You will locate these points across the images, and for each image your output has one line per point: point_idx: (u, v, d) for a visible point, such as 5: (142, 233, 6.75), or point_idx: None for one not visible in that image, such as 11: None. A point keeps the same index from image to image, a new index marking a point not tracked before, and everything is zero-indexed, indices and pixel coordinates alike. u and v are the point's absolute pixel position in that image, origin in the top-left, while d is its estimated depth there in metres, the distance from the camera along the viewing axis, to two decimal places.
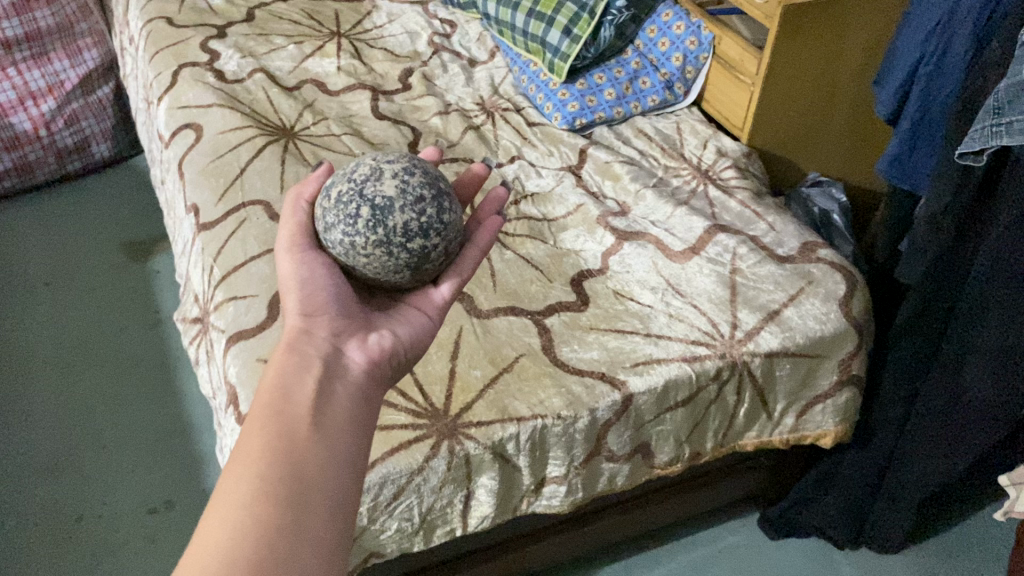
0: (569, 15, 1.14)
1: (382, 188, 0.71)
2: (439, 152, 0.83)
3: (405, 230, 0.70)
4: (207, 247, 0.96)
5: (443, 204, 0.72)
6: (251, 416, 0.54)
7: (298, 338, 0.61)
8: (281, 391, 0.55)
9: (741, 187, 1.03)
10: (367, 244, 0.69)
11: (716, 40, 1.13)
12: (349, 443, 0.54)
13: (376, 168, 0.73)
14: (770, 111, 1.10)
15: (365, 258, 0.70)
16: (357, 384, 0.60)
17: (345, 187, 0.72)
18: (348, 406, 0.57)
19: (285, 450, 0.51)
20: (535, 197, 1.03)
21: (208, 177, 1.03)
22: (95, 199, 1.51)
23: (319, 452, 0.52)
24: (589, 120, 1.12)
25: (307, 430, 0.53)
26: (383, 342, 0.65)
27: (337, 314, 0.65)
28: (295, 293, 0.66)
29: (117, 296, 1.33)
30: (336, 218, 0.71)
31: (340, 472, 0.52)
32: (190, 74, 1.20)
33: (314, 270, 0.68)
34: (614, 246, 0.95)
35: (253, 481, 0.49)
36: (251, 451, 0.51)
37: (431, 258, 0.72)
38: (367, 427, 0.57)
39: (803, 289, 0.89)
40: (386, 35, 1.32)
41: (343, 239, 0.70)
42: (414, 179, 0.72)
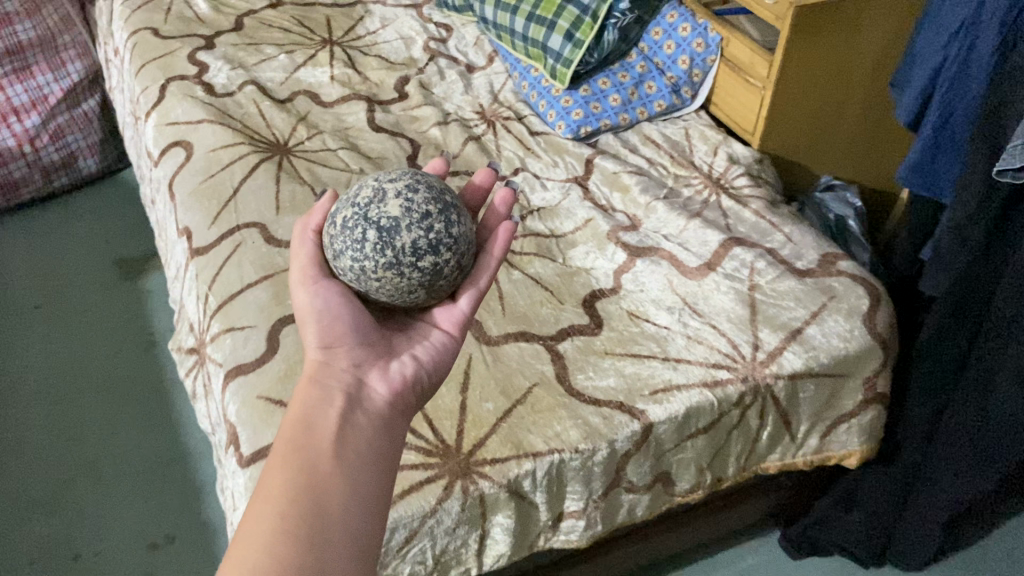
0: (571, 18, 1.10)
1: (386, 208, 0.67)
2: (444, 163, 0.79)
3: (414, 250, 0.66)
4: (202, 274, 0.92)
5: (452, 217, 0.68)
6: (274, 451, 0.54)
7: (319, 370, 0.60)
8: (304, 425, 0.55)
9: (755, 196, 0.99)
10: (377, 268, 0.66)
11: (725, 42, 1.09)
12: (373, 477, 0.54)
13: (380, 186, 0.69)
14: (782, 114, 1.06)
15: (377, 282, 0.67)
16: (381, 415, 0.59)
17: (349, 211, 0.68)
18: (371, 439, 0.57)
19: (306, 486, 0.51)
20: (542, 211, 0.99)
21: (200, 198, 0.99)
22: (84, 215, 1.46)
23: (342, 487, 0.52)
24: (594, 128, 1.08)
25: (329, 464, 0.53)
26: (405, 368, 0.64)
27: (357, 343, 0.64)
28: (313, 325, 0.64)
29: (111, 317, 1.29)
30: (343, 245, 0.67)
31: (362, 508, 0.52)
32: (179, 88, 1.15)
33: (330, 302, 0.65)
34: (626, 263, 0.91)
35: (273, 518, 0.48)
36: (272, 486, 0.51)
37: (446, 274, 0.68)
38: (390, 460, 0.57)
39: (825, 305, 0.86)
40: (380, 41, 1.28)
41: (352, 265, 0.66)
42: (418, 194, 0.68)
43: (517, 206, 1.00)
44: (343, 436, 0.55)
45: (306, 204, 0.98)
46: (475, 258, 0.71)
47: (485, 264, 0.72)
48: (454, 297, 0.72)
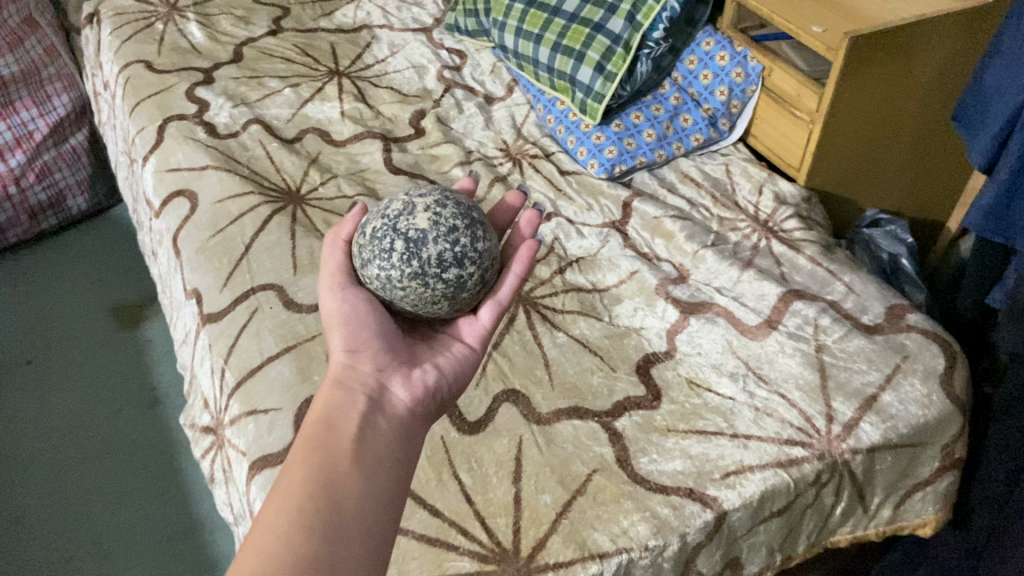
0: (601, 49, 1.02)
1: (415, 221, 0.69)
2: (474, 181, 0.81)
3: (439, 262, 0.68)
4: (216, 344, 0.84)
5: (477, 234, 0.70)
6: (297, 448, 0.56)
7: (343, 374, 0.63)
8: (326, 424, 0.58)
9: (808, 240, 0.92)
10: (402, 278, 0.67)
11: (767, 71, 1.01)
12: (392, 478, 0.56)
13: (409, 202, 0.71)
14: (832, 149, 0.99)
15: (402, 292, 0.68)
16: (401, 420, 0.62)
17: (378, 222, 0.70)
18: (391, 440, 0.59)
19: (323, 483, 0.52)
20: (581, 262, 0.92)
21: (210, 256, 0.91)
22: (74, 259, 1.37)
23: (360, 485, 0.53)
24: (629, 166, 1.01)
25: (349, 461, 0.55)
26: (426, 376, 0.66)
27: (381, 348, 0.67)
28: (339, 329, 0.67)
29: (110, 373, 1.21)
30: (371, 253, 0.69)
31: (378, 506, 0.53)
32: (178, 129, 1.07)
33: (357, 306, 0.68)
34: (679, 322, 0.84)
35: (290, 511, 0.50)
36: (289, 482, 0.52)
37: (469, 287, 0.70)
38: (407, 464, 0.59)
39: (898, 367, 0.79)
40: (390, 71, 1.20)
41: (379, 273, 0.68)
42: (447, 210, 0.70)
43: (553, 256, 0.92)
44: (362, 437, 0.57)
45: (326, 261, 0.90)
46: (497, 274, 0.73)
47: (507, 282, 0.73)
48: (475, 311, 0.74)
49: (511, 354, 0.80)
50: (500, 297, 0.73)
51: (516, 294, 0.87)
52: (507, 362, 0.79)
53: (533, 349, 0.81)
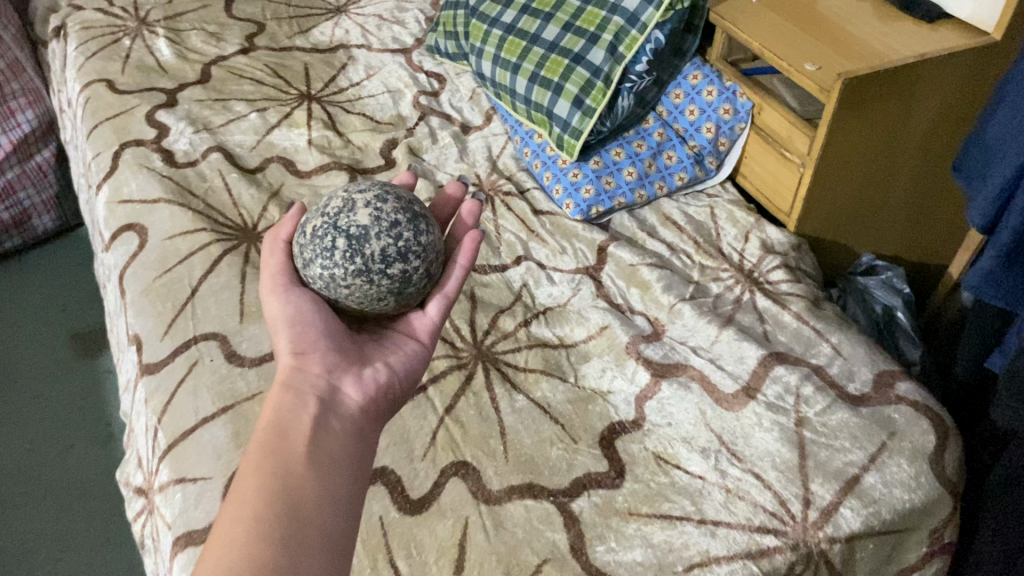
0: (580, 82, 0.95)
1: (355, 217, 0.67)
2: (413, 177, 0.82)
3: (383, 257, 0.66)
4: (152, 398, 0.78)
5: (420, 228, 0.68)
6: (248, 454, 0.55)
7: (293, 377, 0.62)
8: (277, 427, 0.57)
9: (794, 294, 0.86)
10: (346, 275, 0.65)
11: (757, 108, 0.95)
12: (345, 479, 0.56)
13: (349, 199, 0.69)
14: (824, 194, 0.92)
15: (347, 289, 0.66)
16: (354, 421, 0.61)
17: (318, 221, 0.68)
18: (344, 441, 0.59)
19: (280, 488, 0.52)
20: (549, 314, 0.85)
21: (154, 300, 0.86)
22: (37, 281, 1.32)
23: (317, 490, 0.53)
24: (607, 207, 0.95)
25: (303, 464, 0.54)
26: (377, 375, 0.65)
27: (330, 347, 0.65)
28: (285, 331, 0.65)
29: (65, 406, 1.15)
30: (312, 252, 0.67)
31: (336, 510, 0.53)
32: (134, 156, 1.02)
33: (301, 307, 0.66)
34: (650, 386, 0.77)
35: (249, 521, 0.49)
36: (245, 491, 0.51)
37: (415, 281, 0.68)
38: (362, 463, 0.59)
39: (885, 445, 0.72)
40: (364, 95, 1.14)
41: (321, 273, 0.66)
42: (388, 205, 0.68)
43: (520, 306, 0.86)
44: (314, 439, 0.57)
45: None
46: (442, 268, 0.72)
47: (452, 275, 0.73)
48: (422, 306, 0.73)
49: (464, 420, 0.74)
50: (446, 290, 0.72)
51: (475, 349, 0.81)
52: (459, 429, 0.73)
53: (488, 414, 0.75)
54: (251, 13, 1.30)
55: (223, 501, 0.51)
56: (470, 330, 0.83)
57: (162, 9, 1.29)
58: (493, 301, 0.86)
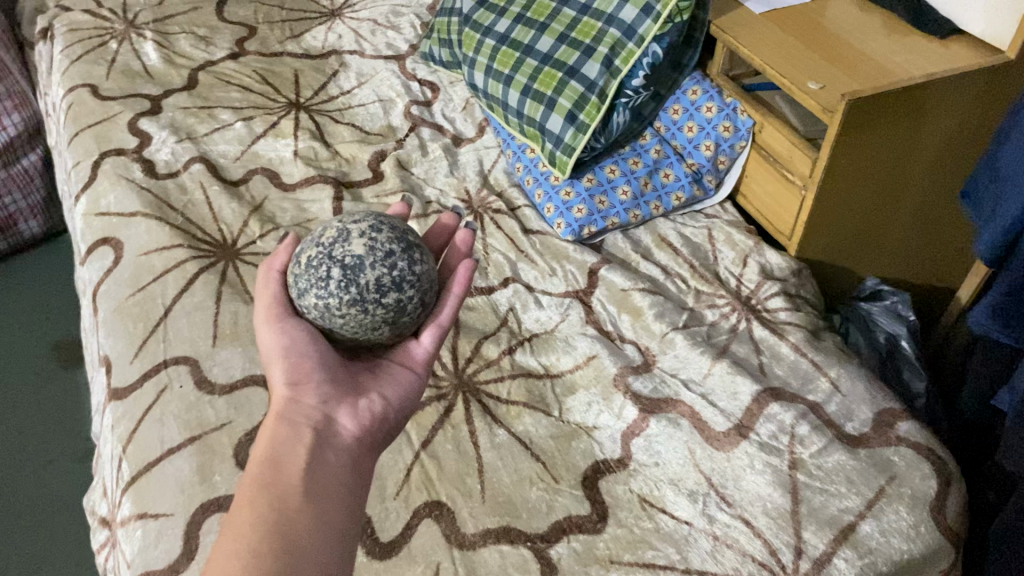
0: (574, 97, 0.91)
1: (349, 246, 0.64)
2: (406, 207, 0.79)
3: (378, 287, 0.63)
4: (118, 425, 0.75)
5: (416, 256, 0.66)
6: (241, 489, 0.54)
7: (287, 408, 0.60)
8: (272, 460, 0.55)
9: (793, 324, 0.82)
10: (340, 305, 0.62)
11: (758, 126, 0.91)
12: (342, 511, 0.54)
13: (343, 228, 0.66)
14: (826, 218, 0.88)
15: (341, 319, 0.63)
16: (350, 453, 0.59)
17: (312, 250, 0.65)
18: (340, 472, 0.57)
19: (274, 526, 0.50)
20: (535, 341, 0.81)
21: (126, 319, 0.83)
22: (21, 288, 1.29)
23: (311, 526, 0.52)
24: (600, 227, 0.91)
25: (298, 500, 0.53)
26: (373, 405, 0.63)
27: (325, 378, 0.63)
28: (279, 362, 0.62)
29: (43, 420, 1.12)
30: (306, 282, 0.64)
31: (332, 547, 0.52)
32: (114, 166, 0.98)
33: (296, 337, 0.63)
34: (637, 422, 0.73)
35: (242, 560, 0.48)
36: (240, 526, 0.50)
37: (410, 311, 0.65)
38: (358, 494, 0.57)
39: (883, 490, 0.68)
40: (355, 104, 1.10)
41: (316, 303, 0.63)
42: (382, 234, 0.65)
43: (505, 331, 0.82)
44: (310, 472, 0.55)
45: (249, 331, 0.81)
46: (437, 297, 0.69)
47: (447, 304, 0.70)
48: (417, 335, 0.70)
49: (441, 456, 0.70)
50: (441, 319, 0.70)
51: (456, 378, 0.77)
52: (434, 466, 0.70)
53: (466, 450, 0.71)
54: (242, 16, 1.27)
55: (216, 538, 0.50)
56: (451, 358, 0.79)
57: (151, 12, 1.25)
58: (477, 325, 0.83)
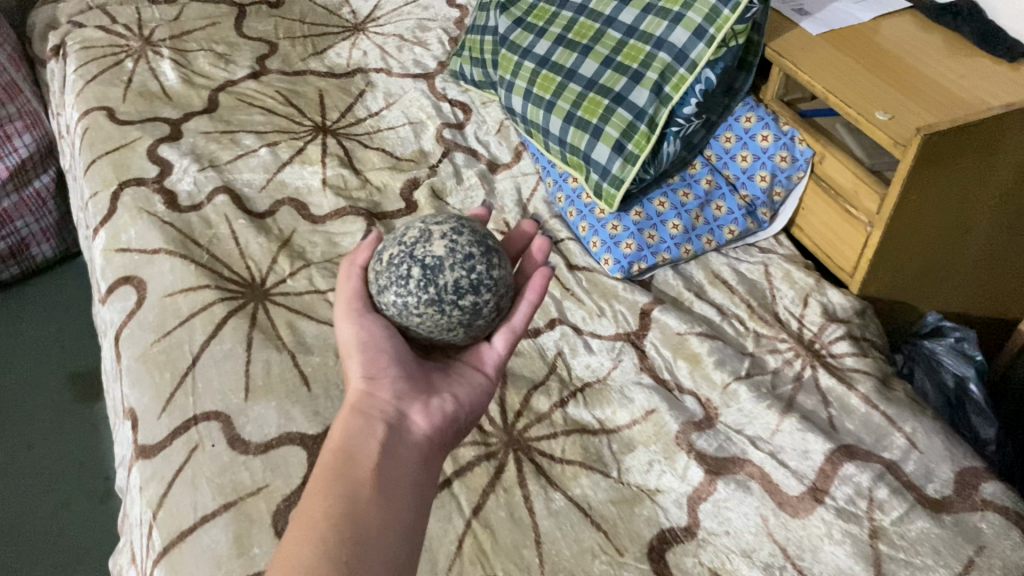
0: (622, 125, 0.86)
1: (430, 247, 0.65)
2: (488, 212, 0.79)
3: (455, 288, 0.63)
4: (147, 487, 0.70)
5: (493, 261, 0.66)
6: (314, 476, 0.55)
7: (362, 401, 0.60)
8: (345, 451, 0.56)
9: (861, 371, 0.77)
10: (419, 303, 0.63)
11: (818, 156, 0.86)
12: (410, 509, 0.54)
13: (425, 229, 0.67)
14: (891, 256, 0.83)
15: (418, 318, 0.64)
16: (422, 450, 0.60)
17: (394, 249, 0.66)
18: (411, 467, 0.57)
19: (346, 515, 0.51)
20: (587, 391, 0.76)
21: (151, 369, 0.78)
22: (33, 315, 1.24)
23: (382, 520, 0.52)
24: (650, 263, 0.86)
25: (369, 491, 0.53)
26: (445, 404, 0.63)
27: (400, 375, 0.64)
28: (357, 356, 0.63)
29: (59, 458, 1.07)
30: (387, 279, 0.65)
31: (399, 539, 0.52)
32: (134, 198, 0.93)
33: (376, 332, 0.65)
34: (703, 486, 0.68)
35: (314, 546, 0.48)
36: (312, 512, 0.51)
37: (485, 314, 0.65)
38: (426, 491, 0.57)
39: (973, 561, 0.63)
40: (384, 127, 1.05)
41: (395, 300, 0.64)
42: (463, 237, 0.66)
43: (555, 380, 0.77)
44: (382, 466, 0.56)
45: (284, 382, 0.76)
46: (511, 303, 0.69)
47: (520, 310, 0.70)
48: (489, 338, 0.70)
49: (495, 524, 0.66)
50: (514, 324, 0.69)
51: (505, 435, 0.72)
52: (488, 536, 0.65)
53: (521, 517, 0.66)
54: (262, 31, 1.22)
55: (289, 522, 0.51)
56: (499, 411, 0.74)
57: (167, 27, 1.20)
58: (524, 373, 0.78)
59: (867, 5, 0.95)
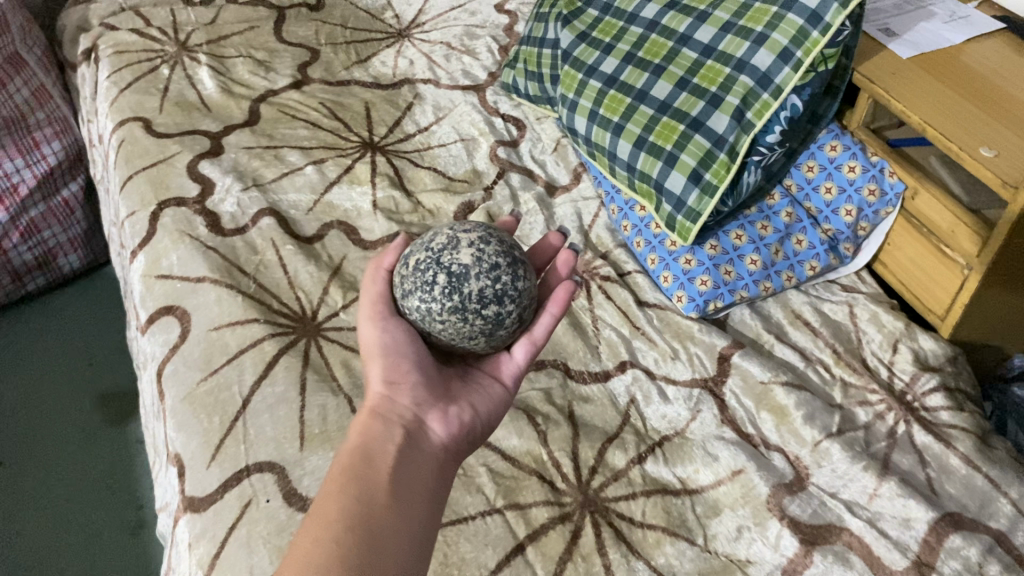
0: (699, 153, 0.80)
1: (457, 254, 0.61)
2: (516, 220, 0.75)
3: (480, 298, 0.60)
4: (197, 545, 0.65)
5: (520, 272, 0.62)
6: (330, 477, 0.53)
7: (381, 405, 0.59)
8: (363, 454, 0.55)
9: (959, 428, 0.72)
10: (442, 311, 0.60)
11: (911, 191, 0.80)
12: (424, 518, 0.53)
13: (453, 234, 0.63)
14: (989, 301, 0.77)
15: (441, 325, 0.61)
16: (438, 458, 0.58)
17: (421, 253, 0.63)
18: (426, 476, 0.56)
19: (362, 518, 0.49)
20: (666, 445, 0.71)
21: (199, 411, 0.73)
22: (60, 328, 1.19)
23: (397, 526, 0.51)
24: (726, 302, 0.81)
25: (386, 497, 0.52)
26: (461, 414, 0.62)
27: (420, 382, 0.62)
28: (378, 360, 0.61)
29: (88, 484, 1.02)
30: (411, 284, 0.62)
31: (412, 550, 0.50)
32: (175, 220, 0.88)
33: (397, 337, 0.62)
34: (799, 558, 0.63)
35: (328, 545, 0.47)
36: (328, 512, 0.49)
37: (508, 325, 0.62)
38: (439, 502, 0.56)
39: None
40: (435, 143, 1.00)
41: (418, 306, 0.61)
42: (491, 246, 0.63)
43: (630, 432, 0.72)
44: (399, 473, 0.54)
45: (341, 430, 0.71)
46: (533, 313, 0.66)
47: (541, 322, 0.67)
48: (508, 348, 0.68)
49: None
50: (534, 336, 0.66)
51: (580, 494, 0.67)
52: None
53: None
54: (303, 36, 1.16)
55: (303, 521, 0.50)
56: (573, 467, 0.68)
57: (204, 32, 1.15)
58: (596, 423, 0.72)
59: (958, 26, 0.89)
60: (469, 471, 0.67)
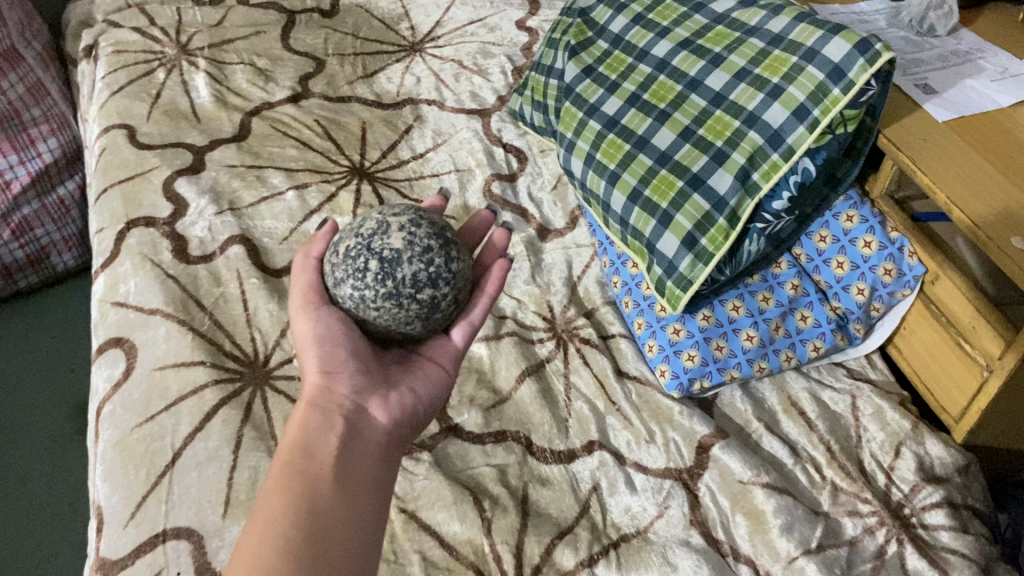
0: (696, 215, 0.72)
1: (387, 239, 0.57)
2: (445, 200, 0.72)
3: (414, 282, 0.56)
4: None
5: (453, 253, 0.59)
6: (271, 476, 0.50)
7: (319, 396, 0.55)
8: (303, 448, 0.51)
9: (960, 555, 0.63)
10: (376, 298, 0.56)
11: (932, 275, 0.72)
12: (372, 502, 0.51)
13: (383, 218, 0.59)
14: (1010, 410, 0.68)
15: (376, 312, 0.57)
16: (383, 442, 0.55)
17: (350, 240, 0.58)
18: (371, 460, 0.53)
19: (306, 515, 0.47)
20: (623, 547, 0.64)
21: (127, 461, 0.67)
22: (47, 329, 1.16)
23: (344, 516, 0.48)
24: (714, 381, 0.73)
25: (330, 490, 0.49)
26: (404, 398, 0.59)
27: (357, 369, 0.58)
28: (313, 350, 0.57)
29: (50, 500, 0.98)
30: (342, 272, 0.58)
31: (363, 538, 0.48)
32: (139, 242, 0.83)
33: (333, 326, 0.58)
34: None
35: (273, 547, 0.44)
36: (271, 513, 0.46)
37: (444, 308, 0.59)
38: (388, 484, 0.53)
39: None
40: (428, 172, 0.94)
41: (351, 294, 0.57)
42: (422, 228, 0.58)
43: (585, 525, 0.65)
44: (343, 463, 0.51)
45: None
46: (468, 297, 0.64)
47: (478, 304, 0.64)
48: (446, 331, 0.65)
49: None
50: (471, 319, 0.64)
51: None
52: None
53: None
54: (310, 44, 1.11)
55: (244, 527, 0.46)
56: (514, 564, 0.61)
57: (208, 34, 1.10)
58: (550, 512, 0.65)
59: (1007, 84, 0.79)
60: (400, 558, 0.61)
